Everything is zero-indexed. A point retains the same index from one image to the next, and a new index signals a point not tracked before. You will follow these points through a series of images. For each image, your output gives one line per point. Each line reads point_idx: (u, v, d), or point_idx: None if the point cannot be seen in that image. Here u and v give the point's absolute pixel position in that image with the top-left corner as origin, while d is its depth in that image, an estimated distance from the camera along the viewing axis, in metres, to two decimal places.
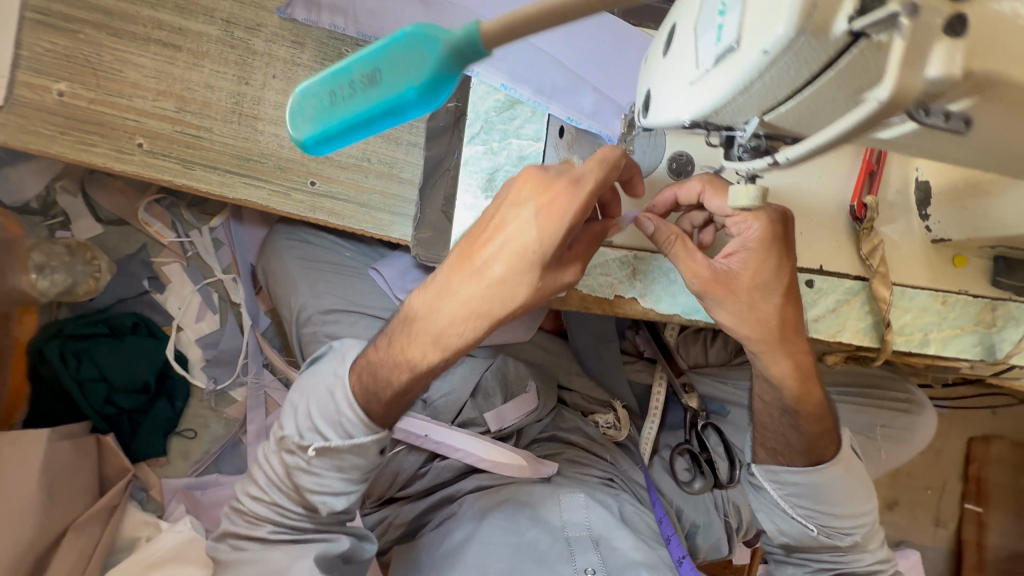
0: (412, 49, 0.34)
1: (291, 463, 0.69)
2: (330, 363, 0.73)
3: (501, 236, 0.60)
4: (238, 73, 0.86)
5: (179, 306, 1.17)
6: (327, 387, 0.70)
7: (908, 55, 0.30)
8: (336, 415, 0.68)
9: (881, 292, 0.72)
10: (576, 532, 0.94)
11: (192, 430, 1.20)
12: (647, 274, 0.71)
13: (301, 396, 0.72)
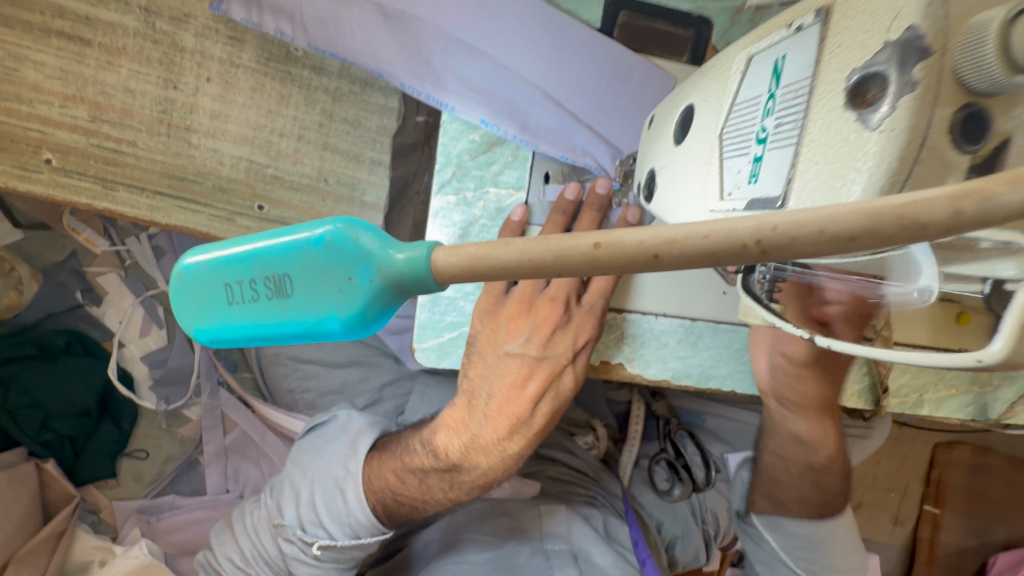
0: (331, 265, 0.26)
1: (290, 551, 0.72)
2: (339, 452, 0.75)
3: (528, 386, 0.62)
4: (165, 74, 0.72)
5: (119, 321, 1.06)
6: (338, 480, 0.73)
7: None
8: (344, 515, 0.71)
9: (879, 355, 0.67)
10: (556, 546, 0.87)
11: (144, 451, 1.12)
12: (635, 336, 0.64)
13: (307, 482, 0.75)
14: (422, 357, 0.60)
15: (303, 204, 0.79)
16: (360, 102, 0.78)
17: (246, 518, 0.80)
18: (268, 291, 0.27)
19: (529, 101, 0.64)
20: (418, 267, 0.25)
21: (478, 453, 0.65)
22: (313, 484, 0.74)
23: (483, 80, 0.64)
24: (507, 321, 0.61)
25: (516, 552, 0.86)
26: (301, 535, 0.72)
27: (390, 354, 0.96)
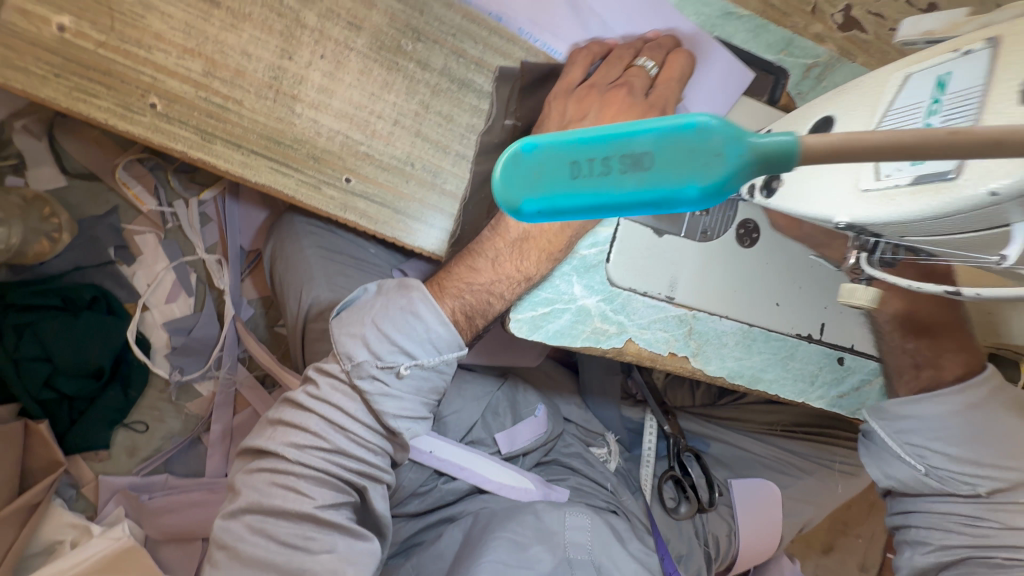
0: (700, 143, 0.26)
1: (372, 389, 0.64)
2: (391, 294, 0.67)
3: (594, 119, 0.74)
4: (282, 45, 0.76)
5: (148, 283, 1.03)
6: (402, 308, 0.66)
7: None
8: (423, 334, 0.65)
9: None
10: (579, 556, 0.82)
11: (144, 424, 1.06)
12: (701, 334, 0.71)
13: (367, 323, 0.66)
14: (514, 327, 0.64)
15: (387, 183, 0.83)
16: (455, 99, 0.84)
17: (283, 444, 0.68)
18: (623, 166, 0.26)
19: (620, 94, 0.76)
20: (790, 150, 0.26)
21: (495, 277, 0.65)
22: (372, 325, 0.65)
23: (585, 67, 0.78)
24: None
25: (544, 550, 0.81)
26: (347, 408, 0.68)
27: None
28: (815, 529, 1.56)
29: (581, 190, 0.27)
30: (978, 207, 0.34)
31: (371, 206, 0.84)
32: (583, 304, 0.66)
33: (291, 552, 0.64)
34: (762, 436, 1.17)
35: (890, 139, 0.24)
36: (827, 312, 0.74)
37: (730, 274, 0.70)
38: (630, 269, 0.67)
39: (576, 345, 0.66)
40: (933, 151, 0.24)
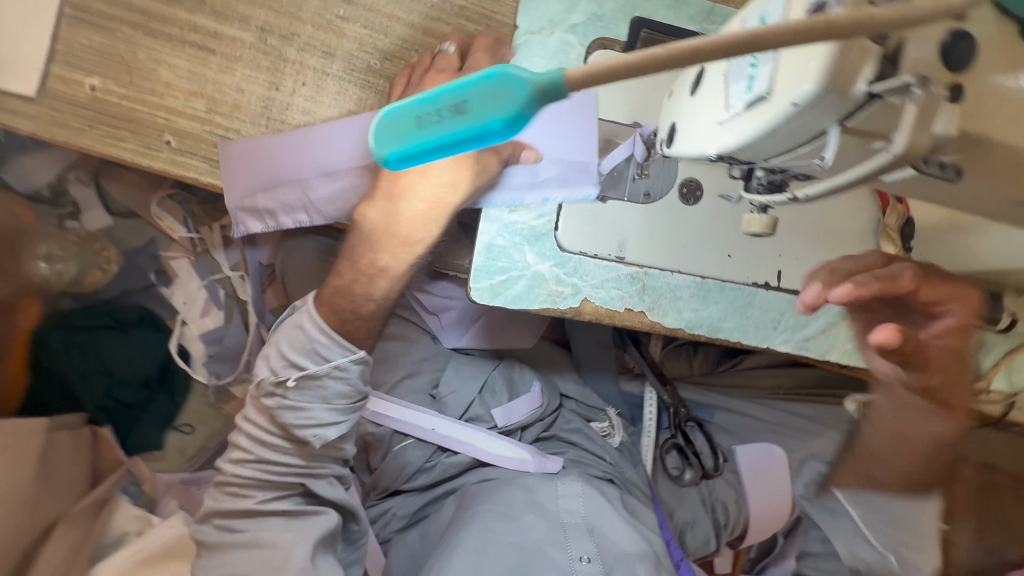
0: (498, 88, 0.33)
1: (273, 406, 0.75)
2: (291, 315, 0.80)
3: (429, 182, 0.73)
4: (269, 79, 0.89)
5: (184, 301, 1.18)
6: (295, 325, 0.77)
7: (916, 121, 0.37)
8: (309, 344, 0.75)
9: None
10: (572, 519, 0.87)
11: (190, 426, 1.21)
12: (655, 290, 0.76)
13: (271, 347, 0.79)
14: (475, 295, 0.72)
15: (370, 188, 0.93)
16: None
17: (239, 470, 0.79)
18: (451, 114, 0.34)
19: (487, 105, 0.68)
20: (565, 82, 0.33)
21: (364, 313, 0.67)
22: (273, 347, 0.78)
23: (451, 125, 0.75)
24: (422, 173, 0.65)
25: (535, 514, 0.88)
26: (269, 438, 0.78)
27: (428, 333, 1.07)
28: None
29: (427, 137, 0.35)
30: (787, 116, 0.39)
31: (358, 209, 0.93)
32: (537, 270, 0.73)
33: (247, 559, 0.74)
34: (765, 400, 1.17)
35: (628, 61, 0.30)
36: (780, 260, 0.78)
37: (678, 231, 0.75)
38: (578, 236, 0.74)
39: (534, 308, 0.73)
40: (685, 62, 0.30)
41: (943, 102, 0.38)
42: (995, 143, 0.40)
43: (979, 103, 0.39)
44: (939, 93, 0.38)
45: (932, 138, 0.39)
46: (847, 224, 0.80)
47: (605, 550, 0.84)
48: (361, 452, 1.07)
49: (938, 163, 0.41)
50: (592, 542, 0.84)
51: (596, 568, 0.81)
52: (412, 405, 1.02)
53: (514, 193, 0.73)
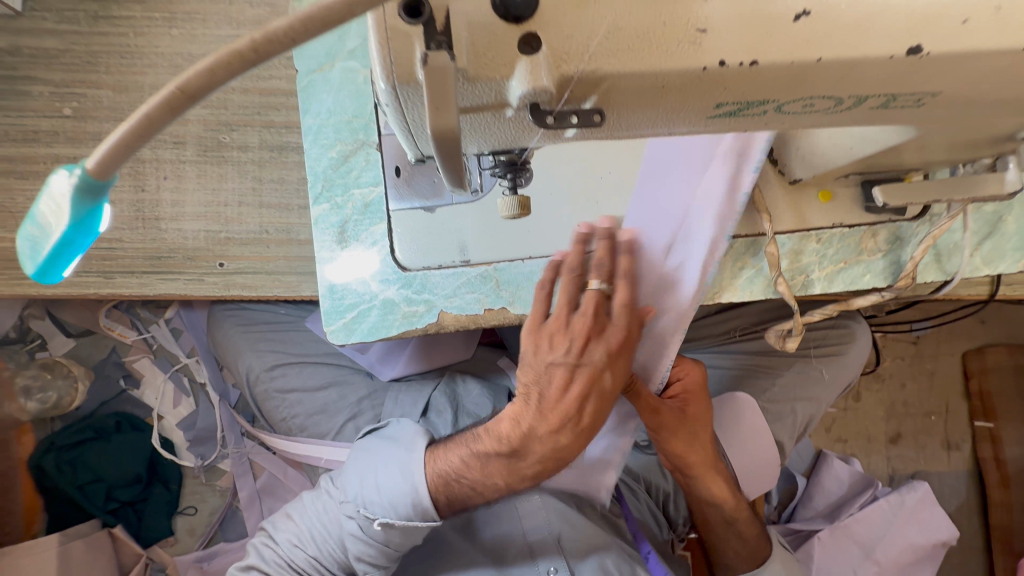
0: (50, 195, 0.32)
1: (349, 527, 0.75)
2: (398, 451, 0.76)
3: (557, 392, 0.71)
4: (134, 183, 0.95)
5: (155, 396, 1.27)
6: (400, 468, 0.74)
7: (433, 99, 0.32)
8: (402, 498, 0.73)
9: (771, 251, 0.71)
10: (538, 537, 0.83)
11: (193, 507, 1.30)
12: (510, 282, 0.74)
13: (371, 470, 0.75)
14: (332, 338, 0.72)
15: (253, 254, 0.96)
16: (280, 163, 0.97)
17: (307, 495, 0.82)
18: (36, 235, 0.33)
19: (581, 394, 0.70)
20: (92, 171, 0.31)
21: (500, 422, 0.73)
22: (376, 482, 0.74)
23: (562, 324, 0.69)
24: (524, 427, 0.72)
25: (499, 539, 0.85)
26: (401, 487, 0.73)
27: (362, 370, 1.08)
28: (871, 419, 1.42)
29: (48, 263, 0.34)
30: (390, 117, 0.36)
31: (248, 277, 0.96)
32: (385, 296, 0.73)
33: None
34: (723, 349, 1.10)
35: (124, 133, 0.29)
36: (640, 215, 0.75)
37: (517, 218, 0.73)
38: (416, 253, 0.73)
39: (393, 333, 0.73)
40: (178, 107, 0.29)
41: (514, 55, 0.34)
42: (611, 75, 0.34)
43: (560, 41, 0.33)
44: (502, 45, 0.33)
45: (516, 96, 0.34)
46: None
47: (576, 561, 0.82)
48: None
49: (569, 113, 0.36)
50: (563, 557, 0.82)
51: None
52: None
53: (342, 228, 0.73)
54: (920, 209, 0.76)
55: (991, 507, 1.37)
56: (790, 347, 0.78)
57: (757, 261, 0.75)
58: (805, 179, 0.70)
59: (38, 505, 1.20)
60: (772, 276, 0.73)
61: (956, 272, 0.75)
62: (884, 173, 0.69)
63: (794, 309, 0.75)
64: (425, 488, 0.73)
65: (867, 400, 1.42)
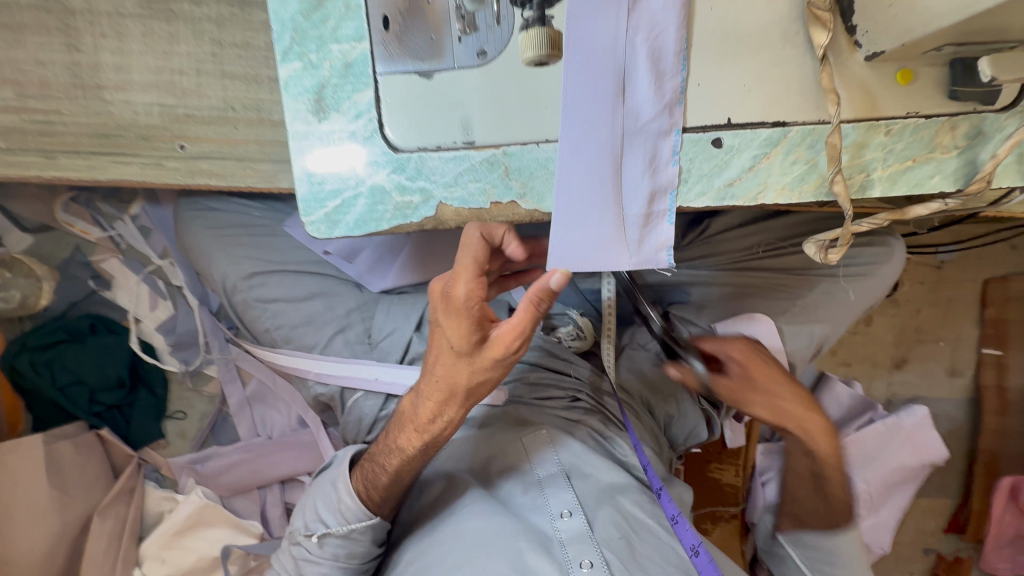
0: None
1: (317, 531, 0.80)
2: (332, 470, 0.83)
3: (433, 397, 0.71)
4: (66, 40, 0.78)
5: (130, 299, 1.18)
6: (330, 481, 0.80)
7: None
8: (335, 504, 0.78)
9: (833, 140, 0.60)
10: (546, 472, 0.79)
11: (182, 411, 1.27)
12: (521, 171, 0.62)
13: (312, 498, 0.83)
14: (312, 231, 0.62)
15: (219, 136, 0.82)
16: (243, 22, 0.80)
17: (302, 505, 0.84)
18: None
19: (497, 238, 0.63)
20: None
21: (408, 437, 0.75)
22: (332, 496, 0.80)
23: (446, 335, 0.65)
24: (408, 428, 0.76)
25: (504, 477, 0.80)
26: (340, 498, 0.78)
27: (350, 282, 1.01)
28: (878, 344, 1.38)
29: None
30: None
31: (215, 163, 0.83)
32: (374, 183, 0.61)
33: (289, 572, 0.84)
34: (743, 266, 1.00)
35: None
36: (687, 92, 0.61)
37: (533, 89, 0.60)
38: (411, 130, 0.61)
39: (384, 228, 0.63)
40: None
41: None
42: None
43: None
44: None
45: None
46: (772, 21, 0.60)
47: (586, 500, 0.76)
48: (324, 409, 1.06)
49: None
50: (571, 492, 0.76)
51: (578, 520, 0.73)
52: (348, 358, 0.98)
53: (319, 95, 0.60)
54: (1012, 97, 0.63)
55: (981, 431, 1.38)
56: (832, 258, 0.70)
57: (812, 154, 0.63)
58: (889, 52, 0.58)
59: (20, 407, 1.16)
60: (829, 172, 0.62)
61: None
62: (983, 46, 0.57)
63: (845, 215, 0.65)
64: (356, 500, 0.77)
65: (878, 325, 1.37)
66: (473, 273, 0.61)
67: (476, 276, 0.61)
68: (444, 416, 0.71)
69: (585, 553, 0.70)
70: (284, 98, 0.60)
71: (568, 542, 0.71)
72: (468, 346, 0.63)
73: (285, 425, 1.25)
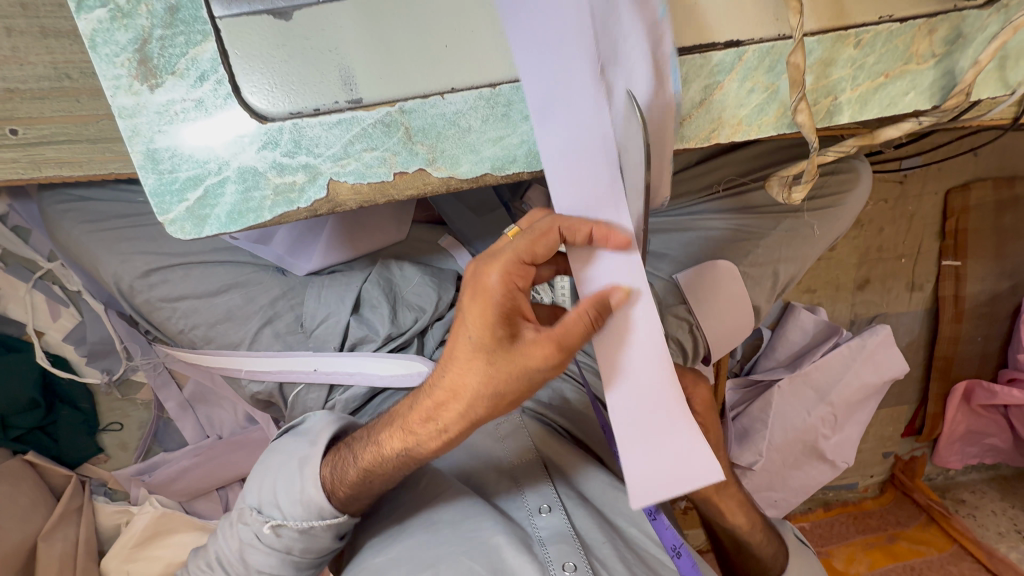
0: None
1: (251, 532, 0.68)
2: (301, 443, 0.70)
3: (439, 387, 0.57)
4: None
5: (24, 311, 1.04)
6: (297, 462, 0.68)
7: None
8: (298, 495, 0.66)
9: (796, 58, 0.49)
10: (522, 462, 0.75)
11: (117, 422, 1.17)
12: (425, 131, 0.50)
13: (267, 472, 0.70)
14: (177, 232, 0.50)
15: (59, 114, 0.66)
16: None
17: (245, 493, 0.71)
18: None
19: (577, 242, 0.49)
20: None
21: (390, 437, 0.62)
22: (276, 490, 0.68)
23: (471, 320, 0.52)
24: (406, 423, 0.61)
25: (471, 478, 0.76)
26: (302, 491, 0.66)
27: (270, 266, 0.88)
28: (839, 266, 1.35)
29: None
30: None
31: (62, 148, 0.67)
32: (241, 163, 0.49)
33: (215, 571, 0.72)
34: (701, 207, 0.94)
35: None
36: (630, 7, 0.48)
37: (425, 26, 0.48)
38: (276, 91, 0.48)
39: (266, 219, 0.51)
40: None
41: None
42: None
43: None
44: None
45: None
46: None
47: (567, 497, 0.72)
48: (266, 406, 0.96)
49: None
50: (551, 485, 0.72)
51: (558, 516, 0.68)
52: (281, 352, 0.85)
53: (143, 54, 0.45)
54: None
55: (938, 340, 1.39)
56: (796, 197, 0.62)
57: (773, 78, 0.53)
58: None
59: None
60: (791, 99, 0.52)
61: (1021, 84, 0.56)
62: None
63: (812, 148, 0.56)
64: (321, 491, 0.65)
65: (841, 247, 1.34)
66: (515, 256, 0.50)
67: (515, 263, 0.50)
68: (438, 424, 0.58)
69: (565, 551, 0.64)
70: (95, 59, 0.45)
71: (549, 540, 0.66)
72: (491, 341, 0.51)
73: (235, 422, 1.20)
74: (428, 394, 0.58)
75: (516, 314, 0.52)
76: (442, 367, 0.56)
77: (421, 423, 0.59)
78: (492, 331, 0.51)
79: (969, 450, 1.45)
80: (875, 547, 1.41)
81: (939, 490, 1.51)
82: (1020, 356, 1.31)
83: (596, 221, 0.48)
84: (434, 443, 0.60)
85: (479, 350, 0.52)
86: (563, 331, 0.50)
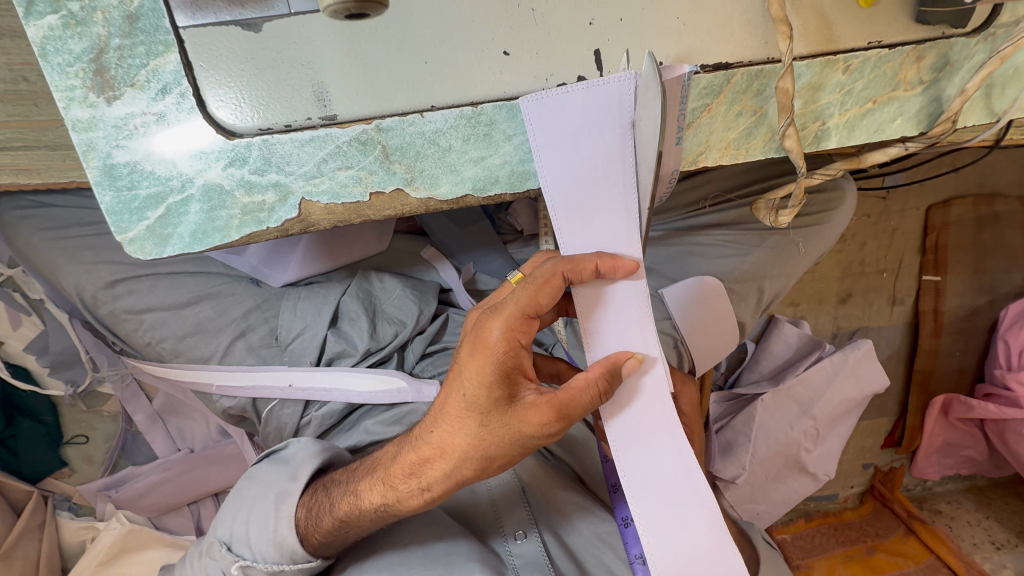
0: None
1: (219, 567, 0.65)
2: (279, 475, 0.67)
3: (428, 442, 0.54)
4: None
5: None
6: (273, 499, 0.65)
7: None
8: (271, 535, 0.63)
9: (785, 83, 0.48)
10: (500, 481, 0.74)
11: (83, 435, 1.13)
12: (403, 149, 0.48)
13: (239, 503, 0.67)
14: (135, 251, 0.47)
15: (11, 118, 0.62)
16: None
17: (216, 523, 0.68)
18: None
19: (583, 276, 0.48)
20: None
21: (369, 489, 0.60)
22: (247, 526, 0.65)
23: (466, 375, 0.50)
24: (390, 477, 0.58)
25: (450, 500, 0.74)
26: (276, 531, 0.63)
27: (244, 277, 0.85)
28: (823, 279, 1.36)
29: None
30: None
31: (18, 155, 0.63)
32: (206, 180, 0.46)
33: None
34: (688, 222, 0.93)
35: None
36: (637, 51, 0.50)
37: (405, 43, 0.46)
38: (245, 107, 0.45)
39: (234, 239, 0.48)
40: None
41: None
42: None
43: None
44: None
45: None
46: None
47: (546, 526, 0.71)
48: (238, 421, 0.92)
49: None
50: (527, 510, 0.71)
51: (534, 543, 0.68)
52: (254, 366, 0.82)
53: (99, 65, 0.42)
54: (984, 18, 0.53)
55: (918, 353, 1.40)
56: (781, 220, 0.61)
57: (761, 102, 0.52)
58: None
59: None
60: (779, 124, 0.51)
61: (1006, 112, 0.56)
62: None
63: (799, 173, 0.55)
64: (296, 533, 0.63)
65: (824, 262, 1.34)
66: (517, 311, 0.48)
67: (517, 318, 0.48)
68: (421, 480, 0.56)
69: None
70: (46, 68, 0.42)
71: (522, 568, 0.66)
72: (486, 401, 0.49)
73: (208, 435, 1.16)
74: (416, 449, 0.56)
75: (516, 372, 0.49)
76: (432, 421, 0.54)
77: (407, 477, 0.57)
78: (490, 391, 0.49)
79: (946, 461, 1.47)
80: (854, 558, 1.41)
81: (917, 500, 1.52)
82: (996, 371, 1.33)
83: (602, 254, 0.48)
84: (420, 498, 0.57)
85: (473, 408, 0.50)
86: (566, 395, 0.49)
